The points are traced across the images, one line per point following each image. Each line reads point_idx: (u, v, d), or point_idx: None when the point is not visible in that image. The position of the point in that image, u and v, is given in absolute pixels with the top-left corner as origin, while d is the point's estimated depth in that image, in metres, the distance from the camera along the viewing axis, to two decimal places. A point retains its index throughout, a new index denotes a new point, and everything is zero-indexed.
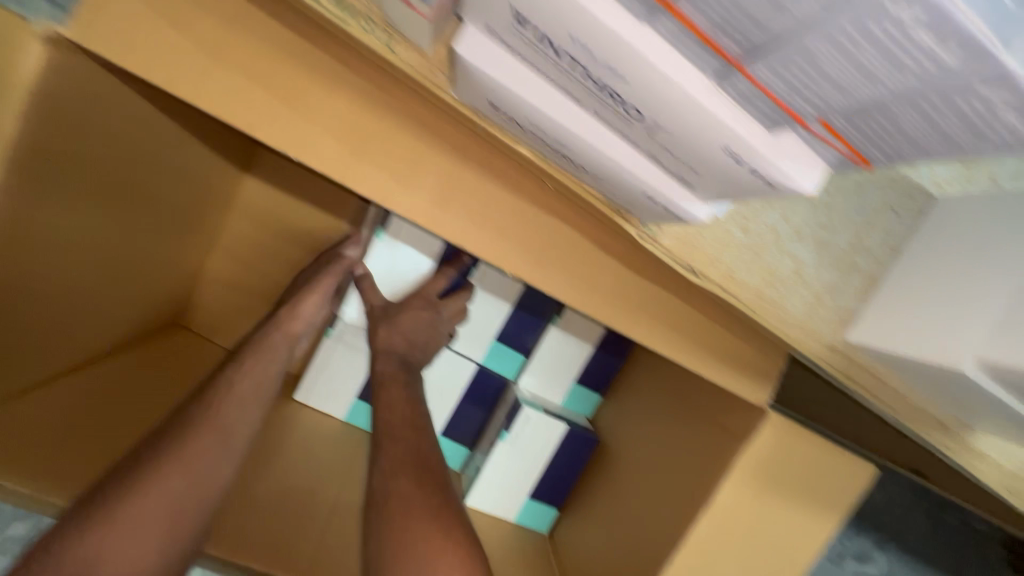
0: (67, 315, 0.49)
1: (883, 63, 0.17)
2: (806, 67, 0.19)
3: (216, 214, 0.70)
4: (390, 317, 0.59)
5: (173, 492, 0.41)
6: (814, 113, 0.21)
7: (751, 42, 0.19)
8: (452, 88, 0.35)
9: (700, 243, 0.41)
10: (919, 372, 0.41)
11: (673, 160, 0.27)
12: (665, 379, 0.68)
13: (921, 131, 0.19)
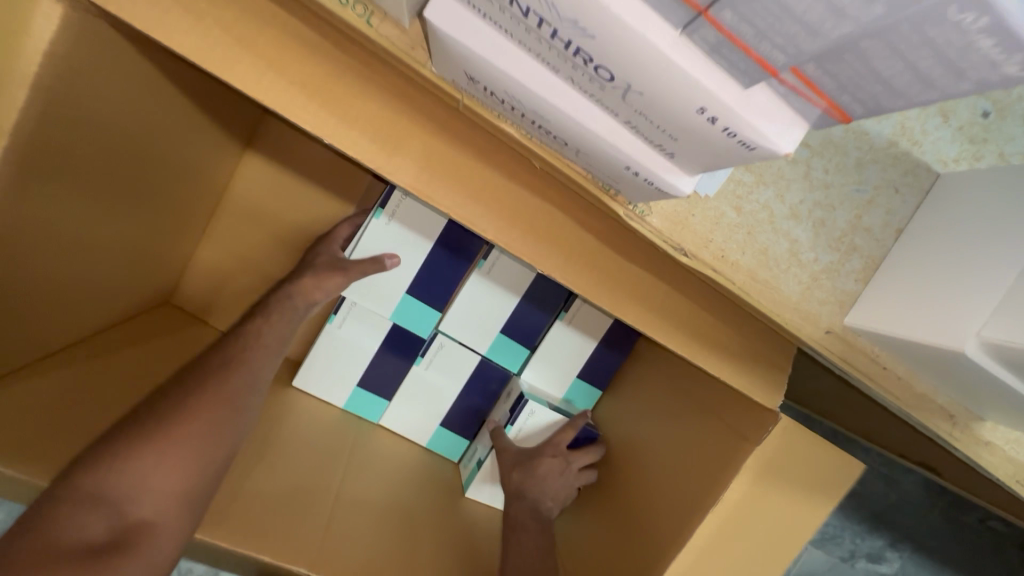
0: (65, 281, 0.50)
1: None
2: (772, 8, 0.17)
3: (219, 189, 0.71)
4: (524, 468, 0.64)
5: (205, 422, 0.48)
6: (786, 64, 0.19)
7: None
8: (431, 65, 0.35)
9: (690, 223, 0.40)
10: (922, 356, 0.39)
11: (649, 126, 0.26)
12: (669, 370, 0.67)
13: (895, 72, 0.19)
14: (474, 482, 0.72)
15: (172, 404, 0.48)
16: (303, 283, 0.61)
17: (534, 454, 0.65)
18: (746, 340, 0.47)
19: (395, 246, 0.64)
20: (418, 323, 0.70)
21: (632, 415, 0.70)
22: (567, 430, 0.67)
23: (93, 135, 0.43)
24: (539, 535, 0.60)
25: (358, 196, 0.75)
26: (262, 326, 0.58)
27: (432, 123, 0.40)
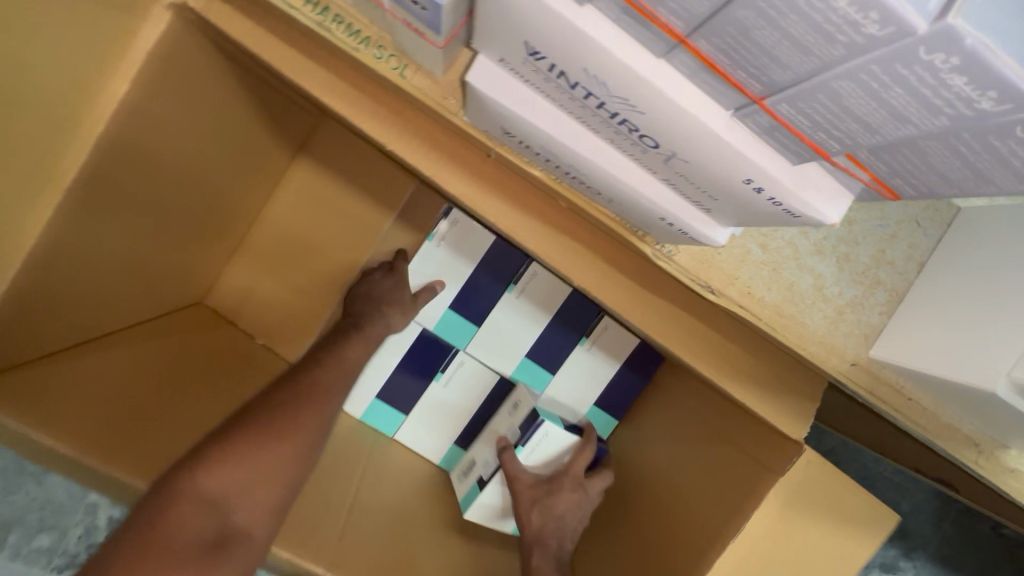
0: (83, 293, 0.51)
1: (913, 104, 0.16)
2: (828, 104, 0.18)
3: (260, 194, 0.76)
4: (542, 508, 0.63)
5: (292, 448, 0.52)
6: (839, 148, 0.20)
7: (770, 79, 0.18)
8: (463, 112, 0.36)
9: (717, 260, 0.40)
10: (947, 390, 0.39)
11: (690, 187, 0.26)
12: (691, 403, 0.72)
13: (952, 167, 0.18)
14: (473, 502, 0.68)
15: (275, 421, 0.52)
16: (390, 317, 0.65)
17: (553, 487, 0.64)
18: (765, 362, 0.48)
19: (441, 266, 0.70)
20: (455, 335, 0.73)
21: (653, 447, 0.75)
22: (580, 456, 0.66)
23: (113, 157, 0.45)
24: (558, 571, 0.62)
25: (398, 205, 0.76)
26: (353, 352, 0.62)
27: (462, 154, 0.42)
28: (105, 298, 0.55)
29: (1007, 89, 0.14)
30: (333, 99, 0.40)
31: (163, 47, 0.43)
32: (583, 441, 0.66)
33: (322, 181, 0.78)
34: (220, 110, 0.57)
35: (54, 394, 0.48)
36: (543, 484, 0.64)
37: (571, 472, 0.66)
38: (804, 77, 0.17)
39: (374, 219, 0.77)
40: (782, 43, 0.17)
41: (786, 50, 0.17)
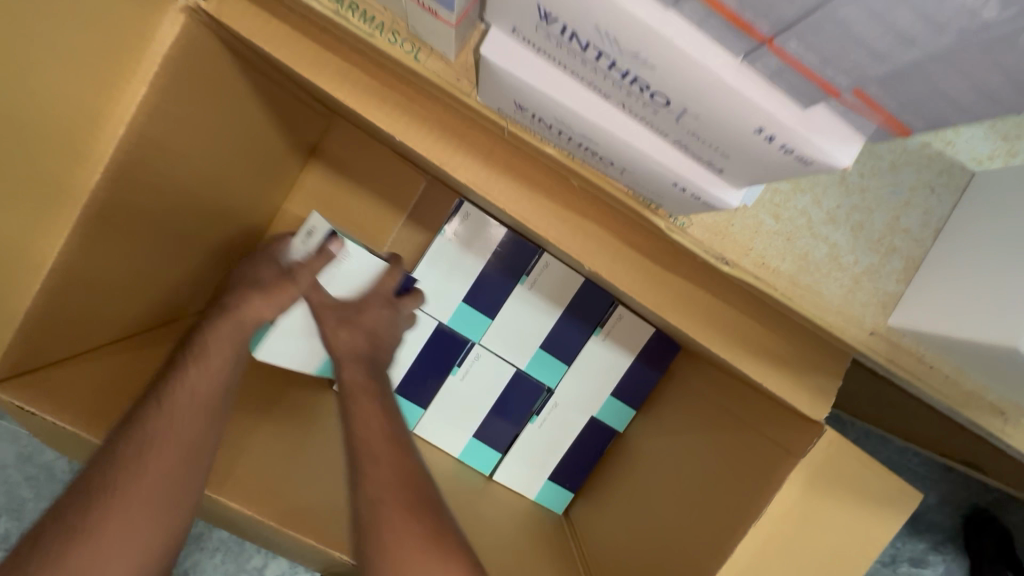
0: (113, 289, 0.53)
1: (918, 25, 0.17)
2: (837, 36, 0.18)
3: (275, 199, 0.78)
4: (350, 326, 0.58)
5: (149, 490, 0.45)
6: (848, 85, 0.20)
7: (780, 17, 0.19)
8: (475, 92, 0.37)
9: (730, 232, 0.41)
10: (972, 353, 0.39)
11: (702, 144, 0.27)
12: (698, 390, 0.76)
13: (962, 92, 0.19)
14: (263, 347, 0.62)
15: (103, 491, 0.43)
16: (240, 309, 0.55)
17: (359, 308, 0.60)
18: (786, 338, 0.48)
19: (453, 262, 0.78)
20: (470, 330, 0.81)
21: (665, 435, 0.78)
22: (391, 276, 0.62)
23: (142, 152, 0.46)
24: (381, 400, 0.55)
25: (409, 205, 0.81)
26: (195, 377, 0.50)
27: (474, 137, 0.43)
28: (133, 295, 0.56)
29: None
30: (346, 86, 0.41)
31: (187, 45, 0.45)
32: (392, 266, 0.63)
33: (336, 183, 0.82)
34: (243, 112, 0.59)
35: (70, 389, 0.48)
36: (347, 304, 0.59)
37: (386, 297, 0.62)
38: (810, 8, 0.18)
39: (388, 218, 0.81)
40: None
41: None
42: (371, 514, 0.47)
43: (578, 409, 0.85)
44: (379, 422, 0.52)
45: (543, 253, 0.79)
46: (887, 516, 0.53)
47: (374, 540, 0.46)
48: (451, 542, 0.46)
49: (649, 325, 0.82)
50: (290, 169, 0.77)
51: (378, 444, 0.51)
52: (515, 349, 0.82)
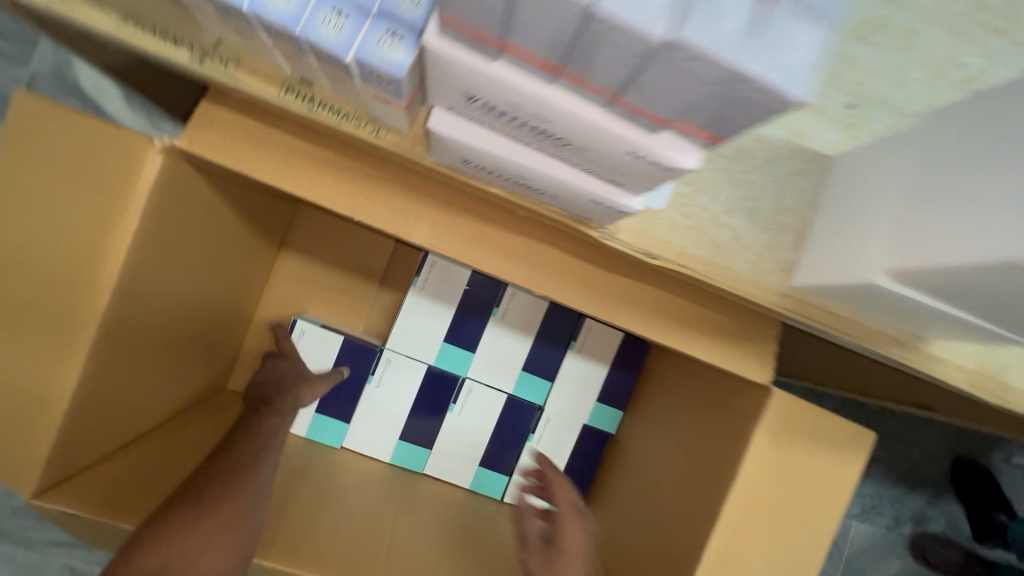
0: (130, 380, 0.59)
1: (688, 81, 0.26)
2: (649, 89, 0.28)
3: (262, 277, 0.86)
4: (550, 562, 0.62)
5: (243, 506, 0.53)
6: (673, 116, 0.30)
7: (612, 82, 0.28)
8: (428, 156, 0.46)
9: (651, 231, 0.50)
10: (857, 296, 0.48)
11: (601, 167, 0.36)
12: (672, 379, 0.85)
13: (736, 115, 0.28)
14: None
15: (194, 511, 0.51)
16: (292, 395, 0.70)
17: (555, 536, 0.64)
18: (723, 314, 0.57)
19: (427, 307, 0.86)
20: (456, 365, 0.88)
21: (650, 427, 0.86)
22: (564, 491, 0.69)
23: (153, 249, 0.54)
24: None
25: (381, 271, 0.91)
26: (270, 423, 0.64)
27: (433, 190, 0.52)
28: (144, 390, 0.63)
29: (728, 68, 0.25)
30: (322, 166, 0.51)
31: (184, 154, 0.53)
32: (559, 479, 0.71)
33: (312, 258, 0.90)
34: (231, 203, 0.68)
35: (103, 485, 0.54)
36: (550, 543, 0.64)
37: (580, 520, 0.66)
38: (629, 79, 0.28)
39: (364, 290, 0.91)
40: (607, 60, 0.27)
41: (610, 64, 0.27)
42: None
43: (569, 419, 0.91)
44: None
45: (508, 285, 0.88)
46: (843, 448, 0.62)
47: None
48: None
49: (617, 331, 0.91)
50: (269, 253, 0.85)
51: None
52: (500, 374, 0.89)
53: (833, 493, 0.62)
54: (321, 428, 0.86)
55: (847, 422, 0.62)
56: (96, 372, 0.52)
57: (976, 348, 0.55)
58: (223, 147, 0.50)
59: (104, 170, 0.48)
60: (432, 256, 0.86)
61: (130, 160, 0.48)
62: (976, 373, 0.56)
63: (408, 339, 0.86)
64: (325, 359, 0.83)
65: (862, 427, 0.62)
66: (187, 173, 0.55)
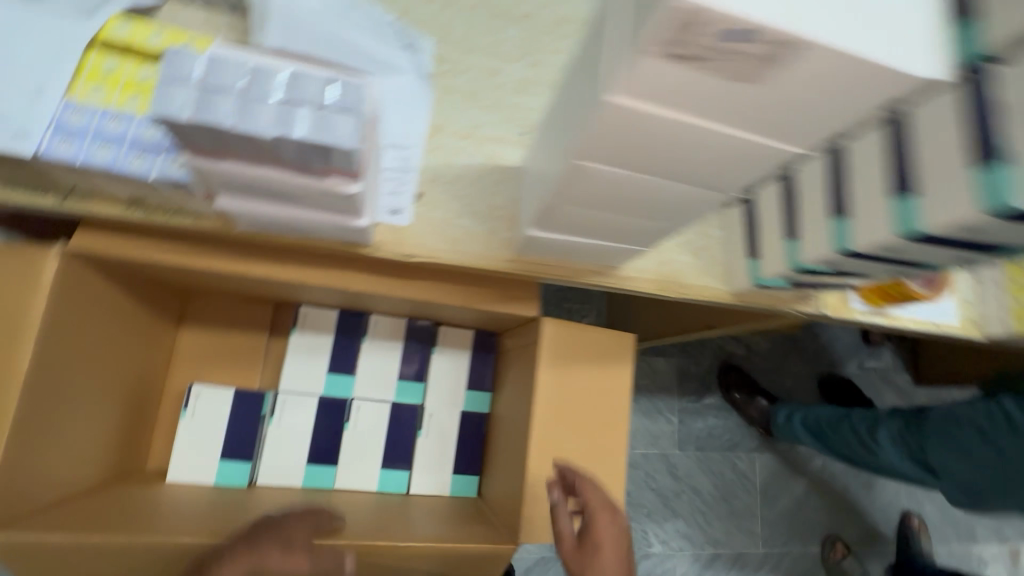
0: (57, 445, 0.77)
1: (303, 151, 0.50)
2: (294, 158, 0.52)
3: (164, 358, 1.04)
4: (586, 561, 0.75)
5: None
6: (322, 168, 0.54)
7: (277, 160, 0.52)
8: (235, 226, 0.69)
9: (406, 238, 0.75)
10: (543, 246, 0.74)
11: (320, 203, 0.60)
12: (510, 353, 1.07)
13: (343, 161, 0.52)
14: (183, 460, 0.99)
15: None
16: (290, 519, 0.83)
17: (589, 533, 0.76)
18: (484, 283, 0.86)
19: (309, 348, 1.07)
20: (342, 389, 1.07)
21: (503, 395, 1.08)
22: (594, 490, 0.78)
23: (59, 336, 0.72)
24: None
25: (267, 328, 1.11)
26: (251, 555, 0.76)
27: (258, 251, 0.77)
28: (68, 458, 0.80)
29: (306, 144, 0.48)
30: (175, 252, 0.74)
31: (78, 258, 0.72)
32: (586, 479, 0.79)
33: (207, 334, 1.09)
34: (126, 298, 0.88)
35: (41, 524, 0.71)
36: (584, 543, 0.76)
37: (610, 521, 0.77)
38: (283, 157, 0.52)
39: (256, 349, 1.10)
40: (263, 152, 0.50)
41: (266, 153, 0.51)
42: None
43: (448, 409, 1.12)
44: None
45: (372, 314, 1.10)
46: (601, 355, 0.90)
47: None
48: None
49: (467, 329, 1.14)
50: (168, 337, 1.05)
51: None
52: (382, 387, 1.10)
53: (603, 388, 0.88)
54: (228, 474, 0.99)
55: (602, 334, 0.91)
56: (23, 436, 0.69)
57: (649, 263, 0.84)
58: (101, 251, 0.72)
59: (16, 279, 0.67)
60: (304, 307, 1.07)
61: (34, 267, 0.67)
62: (656, 279, 0.84)
63: (297, 377, 1.06)
64: (224, 411, 1.01)
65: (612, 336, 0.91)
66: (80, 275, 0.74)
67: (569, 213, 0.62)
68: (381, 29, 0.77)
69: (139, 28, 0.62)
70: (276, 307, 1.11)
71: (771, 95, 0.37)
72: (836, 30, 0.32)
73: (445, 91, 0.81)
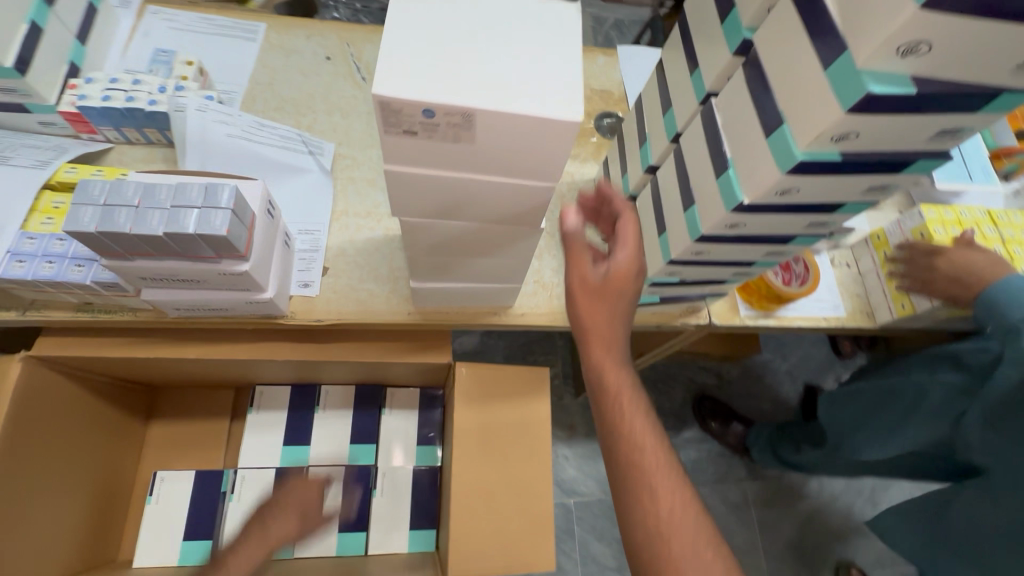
0: (23, 535, 0.85)
1: (189, 243, 0.63)
2: (184, 249, 0.65)
3: (133, 450, 1.14)
4: (599, 298, 0.66)
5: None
6: (212, 253, 0.67)
7: (173, 251, 0.65)
8: (166, 314, 0.82)
9: (316, 306, 0.87)
10: (432, 295, 0.85)
11: (222, 284, 0.73)
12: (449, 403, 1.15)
13: (223, 246, 0.65)
14: (150, 545, 1.05)
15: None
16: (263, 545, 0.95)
17: (610, 268, 0.66)
18: (399, 339, 0.97)
19: (265, 423, 1.16)
20: (298, 459, 1.15)
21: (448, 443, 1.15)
22: (628, 224, 0.67)
23: (25, 433, 0.83)
24: (636, 399, 0.65)
25: (229, 411, 1.21)
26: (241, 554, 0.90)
27: (196, 336, 0.90)
28: (34, 548, 0.87)
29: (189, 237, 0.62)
30: (124, 347, 0.87)
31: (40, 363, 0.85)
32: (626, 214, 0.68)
33: (174, 423, 1.20)
34: (92, 396, 1.00)
35: None
36: (601, 279, 0.66)
37: (622, 269, 0.65)
38: (176, 249, 0.65)
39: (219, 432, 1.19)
40: (159, 247, 0.64)
41: (162, 247, 0.64)
42: (616, 436, 0.63)
43: (401, 465, 1.18)
44: (636, 416, 0.64)
45: (322, 385, 1.21)
46: (516, 389, 0.96)
47: (611, 427, 0.64)
48: (642, 396, 0.67)
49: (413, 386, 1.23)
50: (137, 430, 1.15)
51: (615, 405, 0.65)
52: (335, 452, 1.17)
53: (521, 420, 0.95)
54: (190, 555, 1.05)
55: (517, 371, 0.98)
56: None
57: (541, 300, 0.94)
58: (59, 355, 0.85)
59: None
60: (258, 387, 1.18)
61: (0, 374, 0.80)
62: (548, 313, 0.93)
63: (255, 454, 1.14)
64: (186, 493, 1.08)
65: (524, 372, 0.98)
66: (46, 376, 0.87)
67: (431, 263, 0.74)
68: (289, 142, 0.94)
69: (82, 170, 0.80)
70: (235, 391, 1.22)
71: (488, 151, 0.49)
72: (495, 102, 0.45)
73: (346, 182, 0.97)
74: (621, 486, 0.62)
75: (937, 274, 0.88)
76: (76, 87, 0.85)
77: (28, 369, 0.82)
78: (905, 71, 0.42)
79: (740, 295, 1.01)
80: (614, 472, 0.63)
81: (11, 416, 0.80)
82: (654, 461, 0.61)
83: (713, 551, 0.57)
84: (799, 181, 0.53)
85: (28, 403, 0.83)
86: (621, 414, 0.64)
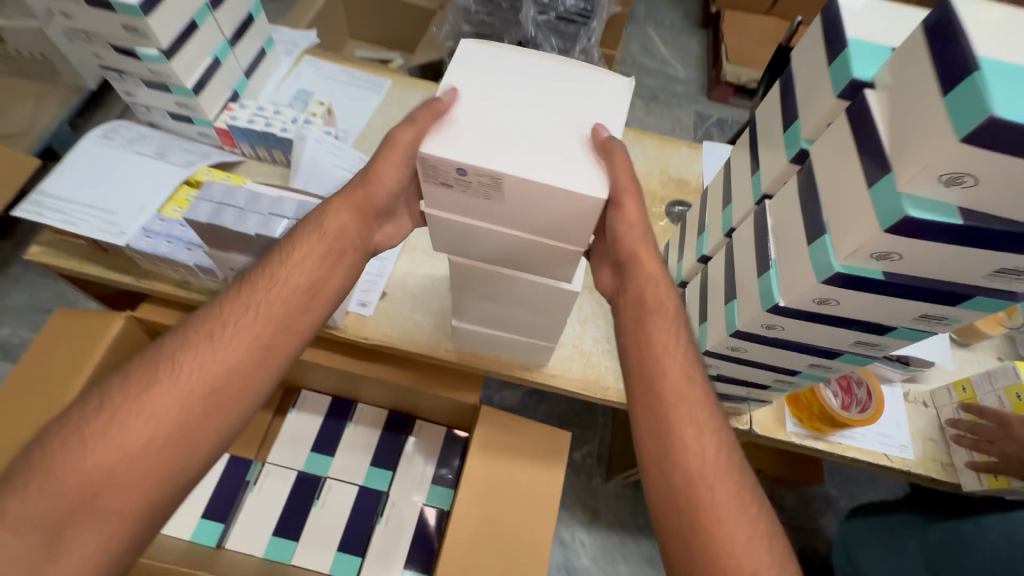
0: None
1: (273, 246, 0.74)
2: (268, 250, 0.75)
3: None
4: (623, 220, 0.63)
5: (176, 393, 0.60)
6: None
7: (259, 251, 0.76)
8: None
9: (367, 325, 0.95)
10: (472, 337, 0.90)
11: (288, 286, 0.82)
12: None
13: None
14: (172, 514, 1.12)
15: (144, 389, 0.60)
16: (195, 337, 0.63)
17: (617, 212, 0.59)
18: (434, 372, 1.01)
19: (300, 425, 1.24)
20: (319, 468, 1.20)
21: None
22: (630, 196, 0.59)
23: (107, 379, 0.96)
24: (675, 317, 0.66)
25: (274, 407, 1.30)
26: (191, 351, 0.62)
27: None
28: None
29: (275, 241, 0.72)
30: None
31: (137, 324, 1.00)
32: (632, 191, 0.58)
33: None
34: None
35: None
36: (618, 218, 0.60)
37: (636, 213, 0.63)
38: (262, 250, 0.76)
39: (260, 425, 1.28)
40: (250, 245, 0.75)
41: (252, 246, 0.75)
42: (650, 356, 0.64)
43: (411, 499, 1.19)
44: (676, 336, 0.65)
45: (360, 403, 1.27)
46: (533, 448, 0.96)
47: (641, 345, 0.65)
48: (680, 319, 0.67)
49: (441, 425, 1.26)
50: None
51: (664, 338, 0.65)
52: (353, 469, 1.20)
53: (530, 481, 0.94)
54: (202, 533, 1.11)
55: (539, 431, 0.97)
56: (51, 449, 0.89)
57: (575, 365, 0.95)
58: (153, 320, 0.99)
59: (94, 331, 0.95)
60: (303, 391, 1.27)
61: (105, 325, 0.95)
62: (579, 380, 0.93)
63: (284, 451, 1.21)
64: (214, 474, 1.16)
65: (545, 434, 0.97)
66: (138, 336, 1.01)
67: (473, 307, 0.79)
68: None
69: (215, 174, 0.96)
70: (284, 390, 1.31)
71: (532, 210, 0.54)
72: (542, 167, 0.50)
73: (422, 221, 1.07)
74: (661, 421, 0.60)
75: (1007, 449, 0.79)
76: (232, 110, 1.04)
77: (126, 326, 0.97)
78: (951, 201, 0.41)
79: (789, 410, 0.94)
80: (648, 404, 0.62)
81: (103, 362, 0.94)
82: (699, 395, 0.62)
83: (757, 502, 0.58)
84: (837, 293, 0.52)
85: (119, 353, 0.97)
86: (650, 332, 0.65)
